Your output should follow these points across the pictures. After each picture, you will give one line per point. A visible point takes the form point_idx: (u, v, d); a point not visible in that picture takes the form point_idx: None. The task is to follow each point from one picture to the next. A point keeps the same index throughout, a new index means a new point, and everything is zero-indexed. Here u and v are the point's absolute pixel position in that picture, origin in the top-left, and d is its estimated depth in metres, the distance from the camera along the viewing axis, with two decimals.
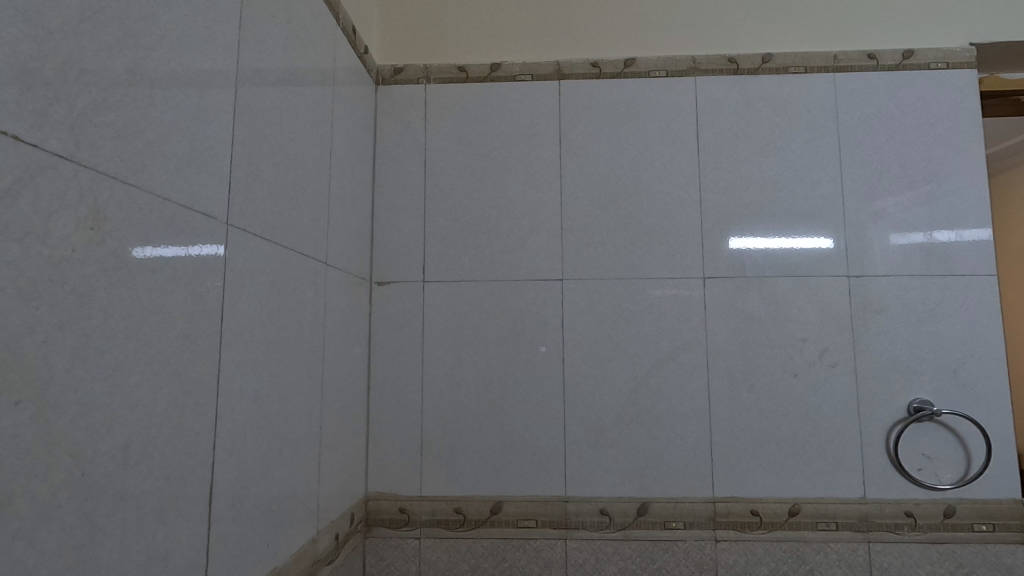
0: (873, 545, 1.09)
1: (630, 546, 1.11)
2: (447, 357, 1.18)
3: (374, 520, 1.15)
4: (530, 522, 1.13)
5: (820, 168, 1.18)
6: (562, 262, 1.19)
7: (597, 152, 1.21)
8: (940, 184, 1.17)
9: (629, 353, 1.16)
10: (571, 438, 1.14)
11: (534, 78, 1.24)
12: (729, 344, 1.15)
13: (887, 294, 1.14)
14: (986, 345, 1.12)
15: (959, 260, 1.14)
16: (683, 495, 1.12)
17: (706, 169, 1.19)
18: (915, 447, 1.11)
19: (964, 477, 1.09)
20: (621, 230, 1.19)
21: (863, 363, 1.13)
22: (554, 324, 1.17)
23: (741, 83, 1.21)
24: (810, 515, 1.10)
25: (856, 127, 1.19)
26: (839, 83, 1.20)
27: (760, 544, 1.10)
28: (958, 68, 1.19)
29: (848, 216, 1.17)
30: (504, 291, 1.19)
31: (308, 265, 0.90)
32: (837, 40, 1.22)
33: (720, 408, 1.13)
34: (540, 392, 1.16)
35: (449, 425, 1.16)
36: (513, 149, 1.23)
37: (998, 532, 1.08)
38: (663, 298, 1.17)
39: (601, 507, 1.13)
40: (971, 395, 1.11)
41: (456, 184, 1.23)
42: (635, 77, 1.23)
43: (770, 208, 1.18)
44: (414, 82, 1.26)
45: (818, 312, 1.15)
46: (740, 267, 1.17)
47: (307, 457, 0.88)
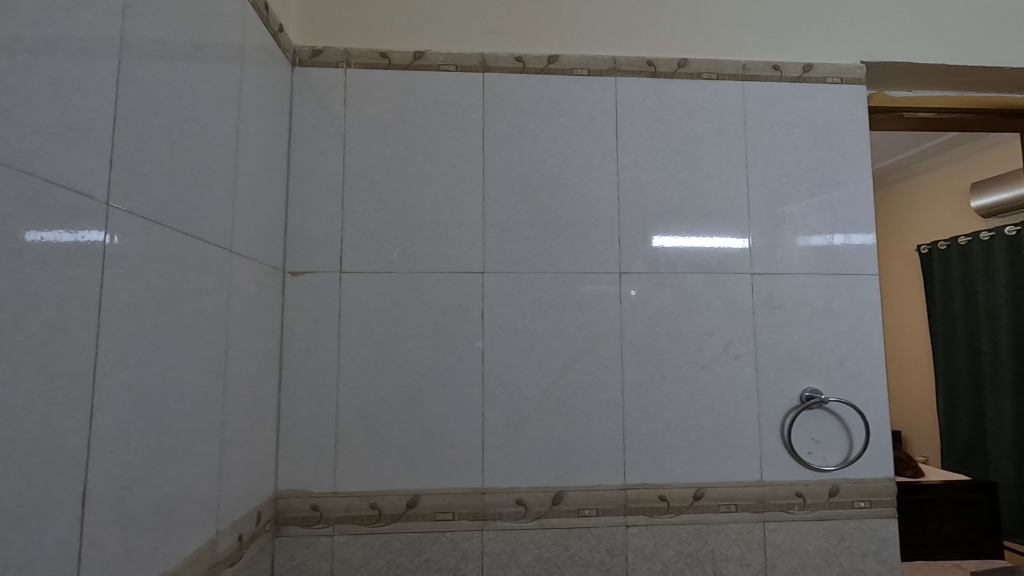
0: (768, 524, 1.17)
1: (545, 534, 1.14)
2: (364, 351, 1.15)
3: (285, 518, 1.11)
4: (447, 515, 1.13)
5: (729, 170, 1.25)
6: (483, 255, 1.19)
7: (520, 145, 1.22)
8: (834, 191, 1.26)
9: (548, 346, 1.18)
10: (490, 431, 1.15)
11: (458, 69, 1.23)
12: (644, 337, 1.19)
13: (786, 291, 1.23)
14: (868, 339, 1.23)
15: (849, 261, 1.25)
16: (596, 483, 1.15)
17: (625, 168, 1.23)
18: (806, 432, 1.19)
19: (847, 458, 1.20)
20: (543, 224, 1.21)
21: (763, 354, 1.21)
22: (474, 317, 1.17)
23: (658, 85, 1.25)
24: (713, 498, 1.17)
25: (761, 133, 1.26)
26: (747, 91, 1.27)
27: (667, 528, 1.15)
28: (851, 83, 1.29)
29: (753, 217, 1.24)
30: (425, 284, 1.18)
31: (210, 253, 0.85)
32: (746, 50, 1.29)
33: (633, 399, 1.18)
34: (460, 384, 1.16)
35: (366, 419, 1.14)
36: (435, 140, 1.21)
37: (874, 508, 1.19)
38: (581, 293, 1.19)
39: (518, 497, 1.14)
40: (855, 384, 1.21)
41: (377, 173, 1.20)
42: (558, 74, 1.24)
43: (684, 208, 1.23)
44: (333, 66, 1.22)
45: (724, 307, 1.21)
46: (654, 263, 1.21)
47: (206, 455, 0.83)
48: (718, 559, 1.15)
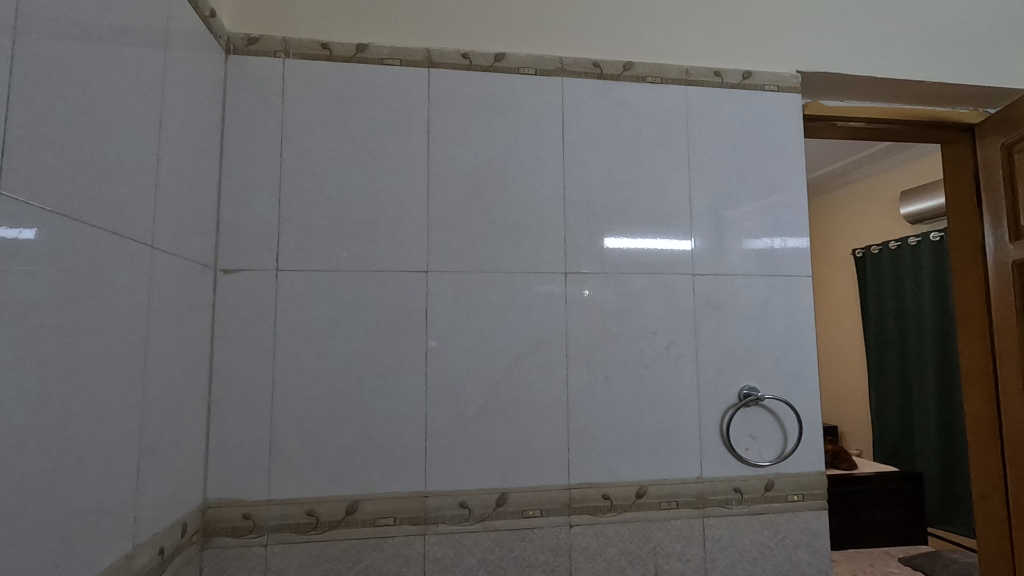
0: (707, 519, 1.19)
1: (489, 536, 1.12)
2: (302, 352, 1.11)
3: (214, 529, 1.06)
4: (388, 520, 1.10)
5: (672, 173, 1.27)
6: (427, 253, 1.17)
7: (466, 143, 1.20)
8: (772, 196, 1.30)
9: (493, 346, 1.17)
10: (433, 433, 1.13)
11: (402, 63, 1.20)
12: (588, 337, 1.20)
13: (725, 292, 1.26)
14: (802, 338, 1.27)
15: (785, 263, 1.29)
16: (540, 484, 1.15)
17: (571, 169, 1.23)
18: (744, 429, 1.23)
19: (782, 453, 1.24)
20: (489, 223, 1.19)
21: (703, 354, 1.23)
22: (418, 317, 1.15)
23: (604, 87, 1.26)
24: (655, 495, 1.18)
25: (703, 137, 1.29)
26: (690, 96, 1.29)
27: (610, 526, 1.16)
28: (787, 91, 1.34)
29: (696, 219, 1.27)
30: (367, 283, 1.14)
31: (128, 248, 0.79)
32: (689, 56, 1.31)
33: (578, 398, 1.18)
34: (402, 385, 1.13)
35: (302, 423, 1.10)
36: (379, 136, 1.18)
37: (807, 501, 1.23)
38: (527, 292, 1.19)
39: (462, 500, 1.12)
40: (790, 381, 1.26)
41: (317, 168, 1.16)
42: (504, 72, 1.23)
43: (630, 210, 1.24)
44: (270, 55, 1.17)
45: (667, 307, 1.23)
46: (599, 264, 1.22)
47: (120, 464, 0.78)
48: (660, 556, 1.17)
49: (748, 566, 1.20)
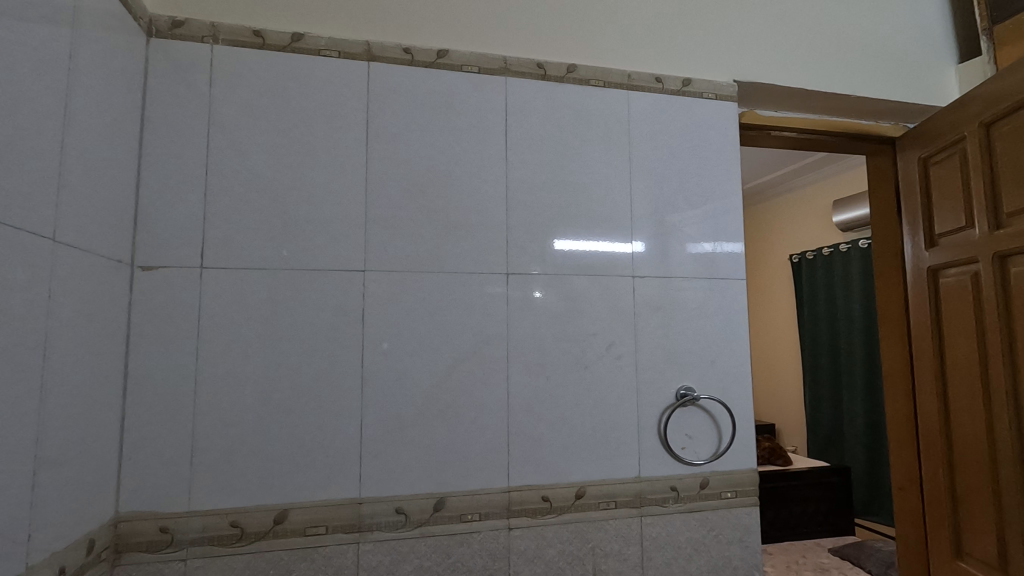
0: (645, 518, 1.21)
1: (426, 542, 1.10)
2: (228, 354, 1.05)
3: (127, 544, 0.99)
4: (319, 529, 1.06)
5: (614, 176, 1.28)
6: (365, 252, 1.13)
7: (407, 140, 1.18)
8: (709, 200, 1.34)
9: (432, 348, 1.14)
10: (369, 437, 1.09)
11: (341, 55, 1.17)
12: (529, 339, 1.19)
13: (664, 294, 1.28)
14: (736, 340, 1.31)
15: (720, 267, 1.33)
16: (479, 487, 1.13)
17: (514, 169, 1.23)
18: (680, 428, 1.25)
19: (716, 452, 1.27)
20: (430, 222, 1.17)
21: (642, 355, 1.25)
22: (354, 318, 1.11)
23: (547, 88, 1.26)
24: (594, 495, 1.19)
25: (645, 142, 1.31)
26: (632, 101, 1.31)
27: (550, 528, 1.16)
28: (724, 100, 1.37)
29: (636, 222, 1.28)
30: (300, 282, 1.10)
31: (25, 241, 0.73)
32: (632, 61, 1.33)
33: (518, 400, 1.17)
34: (336, 389, 1.09)
35: (227, 429, 1.04)
36: (314, 129, 1.14)
37: (740, 498, 1.27)
38: (468, 293, 1.17)
39: (398, 506, 1.09)
40: (724, 381, 1.29)
41: (246, 161, 1.10)
42: (447, 69, 1.21)
43: (571, 211, 1.25)
44: (197, 41, 1.11)
45: (608, 308, 1.24)
46: (541, 265, 1.21)
47: (13, 477, 0.71)
48: (599, 556, 1.17)
49: (684, 563, 1.22)
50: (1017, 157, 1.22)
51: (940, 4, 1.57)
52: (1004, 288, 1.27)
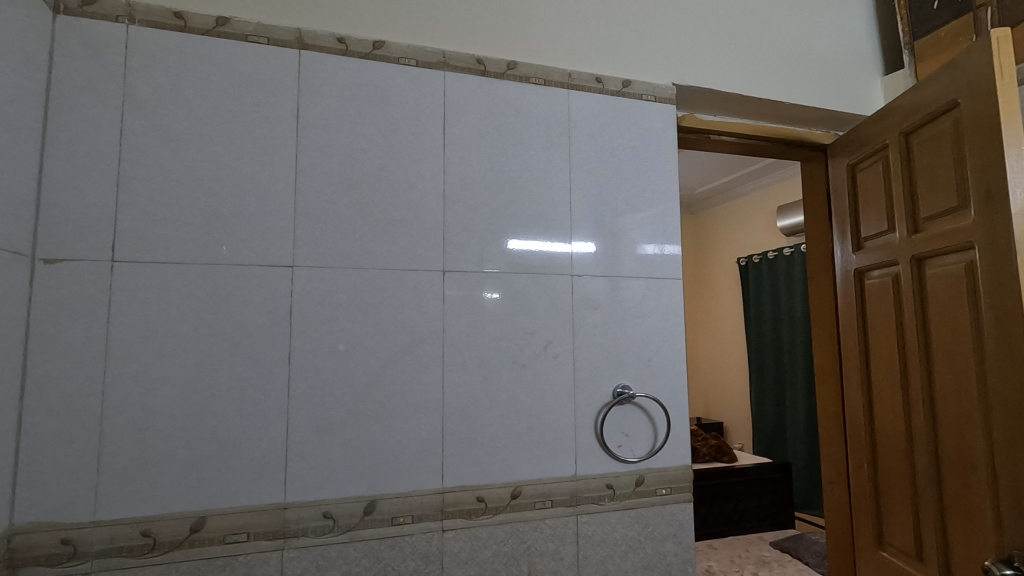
0: (581, 517, 1.21)
1: (355, 547, 1.07)
2: (141, 353, 0.99)
3: (22, 559, 0.91)
4: (240, 536, 1.01)
5: (553, 174, 1.28)
6: (293, 247, 1.09)
7: (340, 132, 1.14)
8: (647, 201, 1.35)
9: (364, 347, 1.11)
10: (295, 439, 1.05)
11: (270, 42, 1.12)
12: (465, 338, 1.17)
13: (602, 293, 1.29)
14: (672, 339, 1.33)
15: (658, 267, 1.34)
16: (412, 490, 1.11)
17: (452, 164, 1.21)
18: (617, 426, 1.26)
19: (652, 449, 1.28)
20: (363, 217, 1.14)
21: (579, 353, 1.25)
22: (281, 316, 1.07)
23: (487, 84, 1.25)
24: (529, 495, 1.18)
25: (585, 141, 1.31)
26: (572, 100, 1.31)
27: (484, 529, 1.14)
28: (663, 102, 1.39)
29: (575, 221, 1.28)
30: (222, 278, 1.05)
31: None
32: (572, 60, 1.33)
33: (454, 400, 1.15)
34: (260, 389, 1.04)
35: (139, 433, 0.98)
36: (240, 118, 1.09)
37: (674, 494, 1.28)
38: (402, 290, 1.14)
39: (326, 510, 1.06)
40: (660, 380, 1.31)
41: (165, 149, 1.04)
42: (383, 61, 1.19)
43: (510, 209, 1.24)
44: (111, 20, 1.04)
45: (546, 307, 1.24)
46: (478, 263, 1.20)
47: None
48: (534, 556, 1.17)
49: (619, 561, 1.22)
50: (931, 165, 1.28)
51: (867, 19, 1.65)
52: (920, 289, 1.33)
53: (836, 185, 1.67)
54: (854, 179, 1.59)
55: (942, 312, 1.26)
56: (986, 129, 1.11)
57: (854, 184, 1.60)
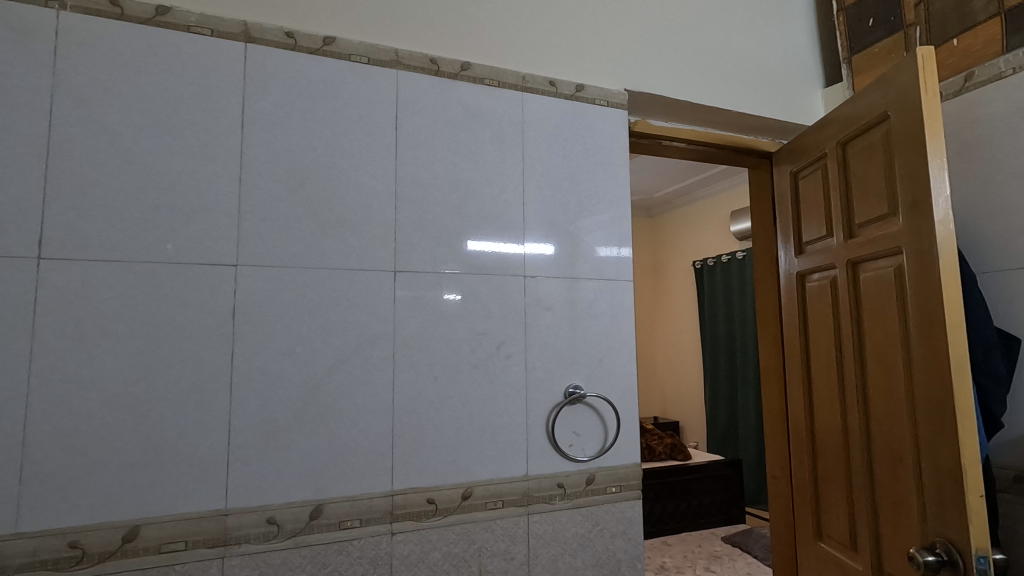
0: (531, 516, 1.22)
1: (300, 553, 1.04)
2: (70, 355, 0.95)
3: None
4: (177, 545, 0.97)
5: (506, 176, 1.29)
6: (237, 245, 1.06)
7: (288, 129, 1.12)
8: (599, 203, 1.38)
9: (312, 348, 1.09)
10: (237, 444, 1.02)
11: (214, 34, 1.09)
12: (416, 339, 1.16)
13: (554, 294, 1.30)
14: (623, 340, 1.35)
15: (609, 269, 1.37)
16: (360, 493, 1.09)
17: (404, 164, 1.20)
18: (568, 426, 1.27)
19: (602, 448, 1.30)
20: (311, 216, 1.11)
21: (531, 354, 1.26)
22: (223, 316, 1.04)
23: (440, 84, 1.25)
24: (480, 496, 1.18)
25: (538, 143, 1.33)
26: (526, 103, 1.32)
27: (434, 531, 1.14)
28: (615, 107, 1.42)
29: (528, 222, 1.29)
30: (160, 276, 1.01)
31: None
32: (526, 63, 1.34)
33: (404, 401, 1.14)
34: (200, 392, 1.01)
35: (67, 439, 0.93)
36: (181, 112, 1.05)
37: (624, 492, 1.31)
38: (352, 291, 1.13)
39: (269, 516, 1.03)
40: (611, 380, 1.33)
41: (98, 141, 1.00)
42: (333, 57, 1.17)
43: (463, 210, 1.23)
44: (40, 4, 0.99)
45: (498, 307, 1.24)
46: (430, 263, 1.19)
47: None
48: (484, 557, 1.17)
49: (569, 559, 1.24)
50: (865, 174, 1.35)
51: (809, 33, 1.73)
52: (855, 292, 1.40)
53: (780, 191, 1.74)
54: (797, 186, 1.66)
55: (874, 314, 1.32)
56: (912, 141, 1.18)
57: (796, 190, 1.66)
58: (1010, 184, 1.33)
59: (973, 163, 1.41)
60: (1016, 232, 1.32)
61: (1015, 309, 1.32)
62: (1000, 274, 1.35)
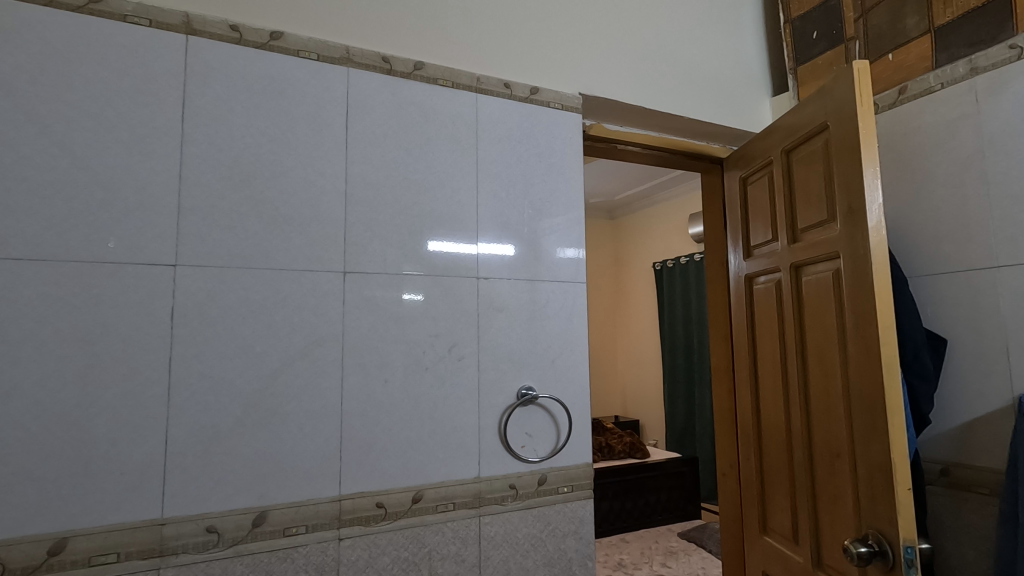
0: (483, 518, 1.22)
1: (242, 562, 1.01)
2: None
3: None
4: (108, 557, 0.93)
5: (460, 176, 1.28)
6: (176, 244, 1.02)
7: (231, 125, 1.08)
8: (553, 206, 1.39)
9: (256, 350, 1.06)
10: (175, 450, 0.99)
11: (153, 25, 1.05)
12: (366, 341, 1.15)
13: (507, 296, 1.30)
14: (575, 340, 1.37)
15: (562, 271, 1.38)
16: (306, 498, 1.07)
17: (354, 163, 1.18)
18: (521, 427, 1.28)
19: (554, 448, 1.31)
20: (257, 215, 1.08)
21: (484, 355, 1.26)
22: (161, 318, 1.00)
23: (393, 83, 1.23)
24: (431, 498, 1.17)
25: (492, 144, 1.33)
26: (480, 104, 1.32)
27: (383, 536, 1.12)
28: (569, 111, 1.44)
29: (481, 224, 1.29)
30: (92, 276, 0.96)
31: None
32: (481, 65, 1.34)
33: (353, 405, 1.12)
34: (135, 398, 0.97)
35: None
36: (116, 104, 1.01)
37: (575, 491, 1.32)
38: (299, 292, 1.10)
39: (209, 525, 1.00)
40: (563, 380, 1.34)
41: (23, 133, 0.94)
42: (280, 53, 1.14)
43: (415, 211, 1.22)
44: None
45: (451, 309, 1.24)
46: (381, 264, 1.18)
47: None
48: (434, 560, 1.16)
49: (521, 559, 1.24)
50: (807, 181, 1.40)
51: (757, 44, 1.79)
52: (798, 294, 1.45)
53: (730, 197, 1.79)
54: (746, 192, 1.71)
55: (815, 316, 1.38)
56: (849, 150, 1.23)
57: (746, 196, 1.71)
58: (938, 193, 1.41)
59: (906, 172, 1.48)
60: (944, 238, 1.39)
61: (942, 311, 1.40)
62: (929, 278, 1.43)
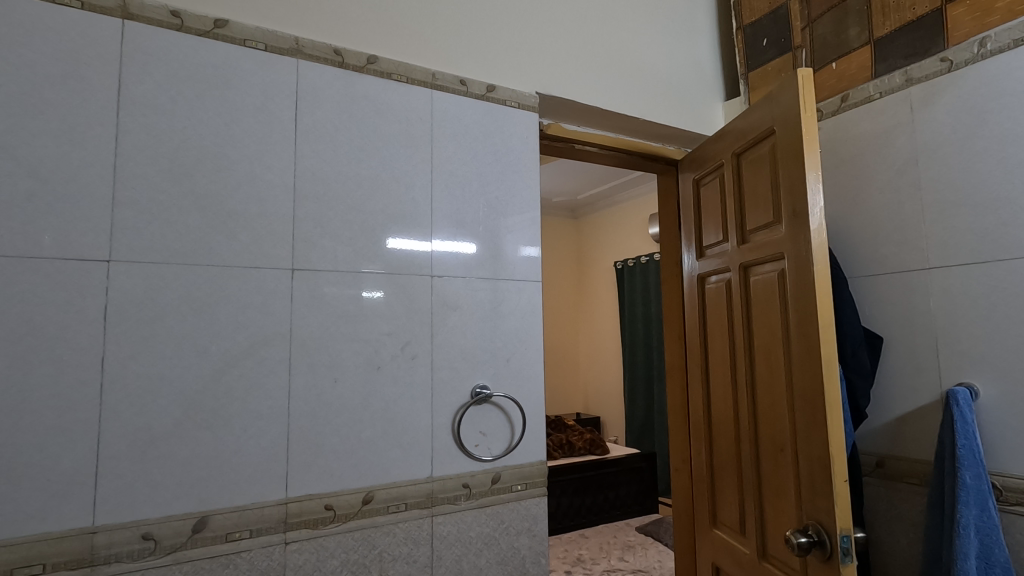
0: (435, 518, 1.21)
1: (181, 569, 0.98)
2: None
3: None
4: (33, 568, 0.88)
5: (414, 173, 1.26)
6: (110, 239, 0.97)
7: (171, 114, 1.04)
8: (509, 204, 1.39)
9: (197, 350, 1.02)
10: (108, 455, 0.94)
11: (84, 7, 0.99)
12: (315, 340, 1.12)
13: (461, 295, 1.29)
14: (530, 339, 1.37)
15: (518, 270, 1.38)
16: (250, 502, 1.04)
17: (303, 158, 1.15)
18: (475, 426, 1.28)
19: (509, 447, 1.32)
20: (199, 209, 1.04)
21: (438, 354, 1.25)
22: (92, 316, 0.95)
23: (345, 76, 1.21)
24: (382, 499, 1.16)
25: (447, 140, 1.32)
26: (435, 100, 1.31)
27: (332, 539, 1.10)
28: (526, 109, 1.44)
29: (436, 221, 1.28)
30: (15, 272, 0.91)
31: None
32: (436, 60, 1.33)
33: (301, 405, 1.09)
34: (62, 400, 0.92)
35: None
36: (43, 90, 0.95)
37: (529, 490, 1.33)
38: (243, 289, 1.07)
39: (146, 532, 0.96)
40: (518, 379, 1.34)
41: None
42: (225, 41, 1.10)
43: (367, 208, 1.20)
44: None
45: (404, 307, 1.22)
46: (331, 262, 1.15)
47: None
48: (385, 561, 1.14)
49: (473, 558, 1.24)
50: (755, 184, 1.44)
51: (711, 49, 1.83)
52: (746, 294, 1.50)
53: (684, 198, 1.83)
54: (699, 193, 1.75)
55: (762, 315, 1.42)
56: (793, 154, 1.27)
57: (699, 197, 1.75)
58: (876, 198, 1.47)
59: (848, 177, 1.54)
60: (881, 240, 1.46)
61: (879, 310, 1.46)
62: (867, 279, 1.49)
